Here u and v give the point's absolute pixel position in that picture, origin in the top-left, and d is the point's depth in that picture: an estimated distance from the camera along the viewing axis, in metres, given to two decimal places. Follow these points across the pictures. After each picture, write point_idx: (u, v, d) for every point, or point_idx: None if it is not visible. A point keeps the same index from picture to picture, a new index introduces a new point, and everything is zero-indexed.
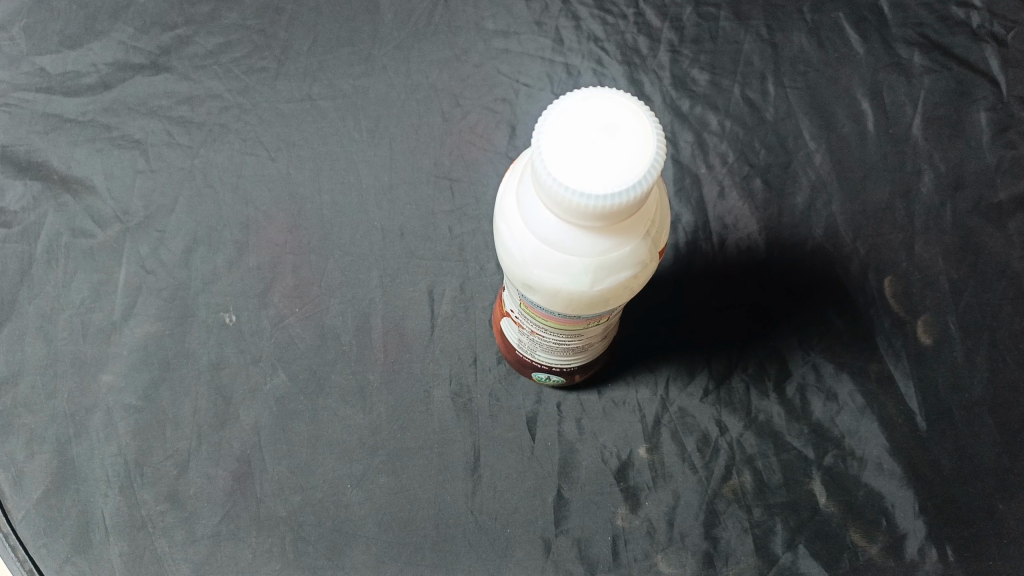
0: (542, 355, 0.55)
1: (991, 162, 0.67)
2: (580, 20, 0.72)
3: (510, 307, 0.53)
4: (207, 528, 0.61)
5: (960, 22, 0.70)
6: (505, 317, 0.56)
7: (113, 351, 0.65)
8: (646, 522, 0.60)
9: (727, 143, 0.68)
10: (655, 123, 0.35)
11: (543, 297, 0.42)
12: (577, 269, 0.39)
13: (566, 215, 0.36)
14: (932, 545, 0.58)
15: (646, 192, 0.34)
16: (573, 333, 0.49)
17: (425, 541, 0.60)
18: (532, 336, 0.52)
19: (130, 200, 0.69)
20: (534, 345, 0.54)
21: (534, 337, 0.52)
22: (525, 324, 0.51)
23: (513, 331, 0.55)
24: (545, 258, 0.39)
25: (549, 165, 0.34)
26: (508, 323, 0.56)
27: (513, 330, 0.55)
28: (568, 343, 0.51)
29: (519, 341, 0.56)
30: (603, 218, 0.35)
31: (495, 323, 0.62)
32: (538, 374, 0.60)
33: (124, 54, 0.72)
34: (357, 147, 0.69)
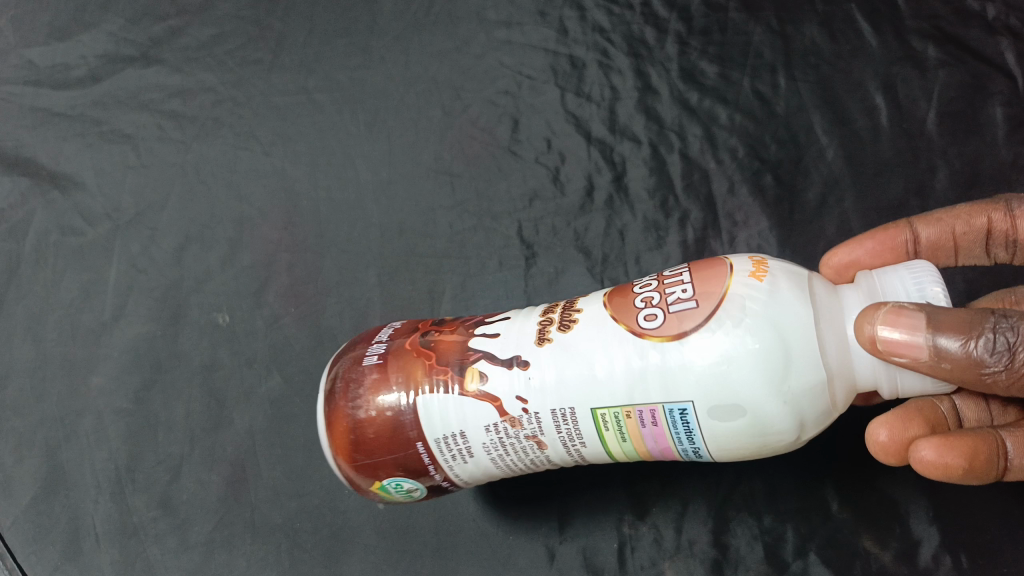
0: (484, 465, 0.46)
1: (1006, 159, 0.61)
2: (584, 11, 0.69)
3: (502, 395, 0.43)
4: (200, 535, 0.59)
5: (974, 15, 0.66)
6: (423, 394, 0.44)
7: (102, 354, 0.63)
8: (653, 529, 0.57)
9: (735, 137, 0.64)
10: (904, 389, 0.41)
11: (655, 396, 0.41)
12: (804, 409, 0.39)
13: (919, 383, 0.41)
14: (947, 554, 0.55)
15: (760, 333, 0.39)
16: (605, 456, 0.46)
17: (424, 548, 0.58)
18: (529, 447, 0.45)
19: (120, 197, 0.67)
20: (506, 443, 0.44)
21: (528, 450, 0.45)
22: (541, 416, 0.43)
23: (501, 386, 0.43)
24: (670, 371, 0.40)
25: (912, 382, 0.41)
26: (488, 363, 0.44)
27: (501, 383, 0.43)
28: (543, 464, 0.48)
29: (433, 422, 0.44)
30: (778, 321, 0.39)
31: (374, 393, 0.45)
32: (390, 481, 0.46)
33: (114, 46, 0.70)
34: (355, 140, 0.67)
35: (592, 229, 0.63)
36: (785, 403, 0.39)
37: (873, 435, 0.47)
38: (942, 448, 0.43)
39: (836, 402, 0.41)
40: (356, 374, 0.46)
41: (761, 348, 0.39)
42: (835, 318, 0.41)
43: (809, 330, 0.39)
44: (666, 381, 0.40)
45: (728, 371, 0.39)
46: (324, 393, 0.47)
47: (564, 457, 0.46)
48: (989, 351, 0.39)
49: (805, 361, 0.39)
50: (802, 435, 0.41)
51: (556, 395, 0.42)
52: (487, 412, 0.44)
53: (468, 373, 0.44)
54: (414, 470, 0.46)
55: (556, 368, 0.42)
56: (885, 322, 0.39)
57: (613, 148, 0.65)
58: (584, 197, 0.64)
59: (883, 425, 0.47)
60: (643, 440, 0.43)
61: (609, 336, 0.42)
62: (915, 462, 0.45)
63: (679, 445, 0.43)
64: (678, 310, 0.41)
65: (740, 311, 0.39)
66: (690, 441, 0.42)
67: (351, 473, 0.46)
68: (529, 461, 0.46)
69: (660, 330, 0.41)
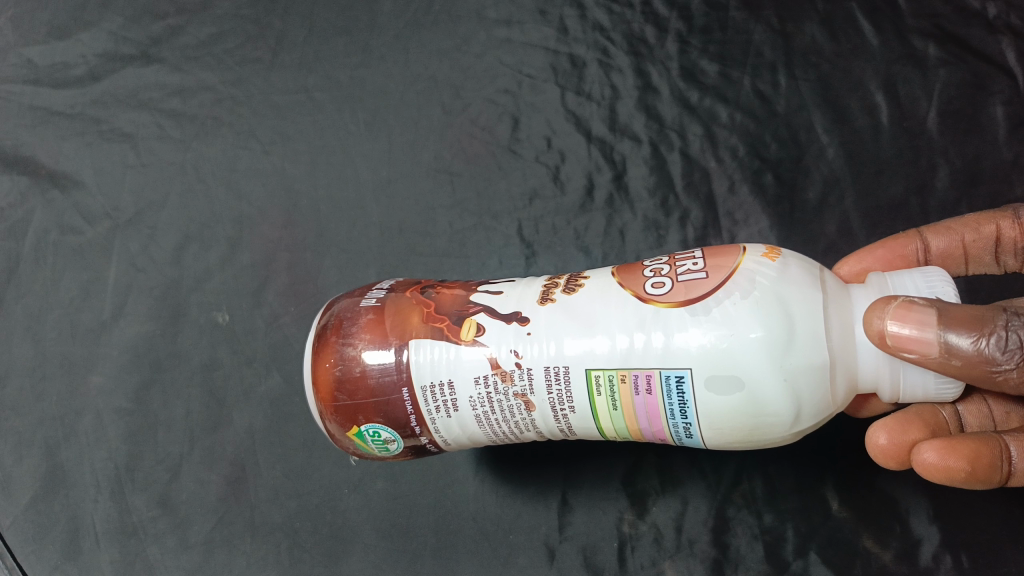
0: (467, 425, 0.46)
1: (1007, 158, 0.61)
2: (584, 9, 0.69)
3: (495, 347, 0.44)
4: (199, 535, 0.59)
5: (975, 13, 0.66)
6: (416, 337, 0.45)
7: (102, 353, 0.63)
8: (653, 528, 0.57)
9: (736, 136, 0.64)
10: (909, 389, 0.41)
11: (652, 362, 0.41)
12: (804, 383, 0.39)
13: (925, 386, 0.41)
14: (947, 553, 0.55)
15: (767, 302, 0.39)
16: (594, 431, 0.45)
17: (423, 548, 0.58)
18: (517, 407, 0.44)
19: (120, 196, 0.67)
20: (494, 399, 0.44)
21: (515, 411, 0.45)
22: (532, 371, 0.43)
23: (496, 338, 0.44)
24: (670, 336, 0.40)
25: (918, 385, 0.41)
26: (487, 316, 0.45)
27: (496, 336, 0.44)
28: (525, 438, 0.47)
29: (423, 365, 0.44)
30: (787, 292, 0.39)
31: (368, 329, 0.46)
32: (368, 428, 0.46)
33: (113, 45, 0.70)
34: (355, 139, 0.67)
35: (592, 228, 0.63)
36: (785, 381, 0.39)
37: (872, 440, 0.48)
38: (945, 451, 0.44)
39: (836, 393, 0.40)
40: (351, 313, 0.47)
41: (766, 314, 0.39)
42: (844, 316, 0.40)
43: (817, 305, 0.39)
44: (665, 348, 0.41)
45: (732, 337, 0.39)
46: (316, 333, 0.48)
47: (551, 426, 0.45)
48: (1001, 348, 0.39)
49: (811, 330, 0.39)
50: (800, 421, 0.40)
51: (550, 351, 0.43)
52: (478, 362, 0.44)
53: (464, 325, 0.45)
54: (394, 419, 0.45)
55: (556, 327, 0.43)
56: (897, 317, 0.39)
57: (613, 147, 0.65)
58: (584, 196, 0.64)
59: (883, 429, 0.47)
60: (636, 409, 0.43)
61: (616, 303, 0.42)
62: (920, 465, 0.45)
63: (671, 420, 0.42)
64: (687, 279, 0.42)
65: (750, 282, 0.40)
66: (683, 412, 0.41)
67: (331, 417, 0.46)
68: (513, 424, 0.45)
69: (667, 296, 0.41)
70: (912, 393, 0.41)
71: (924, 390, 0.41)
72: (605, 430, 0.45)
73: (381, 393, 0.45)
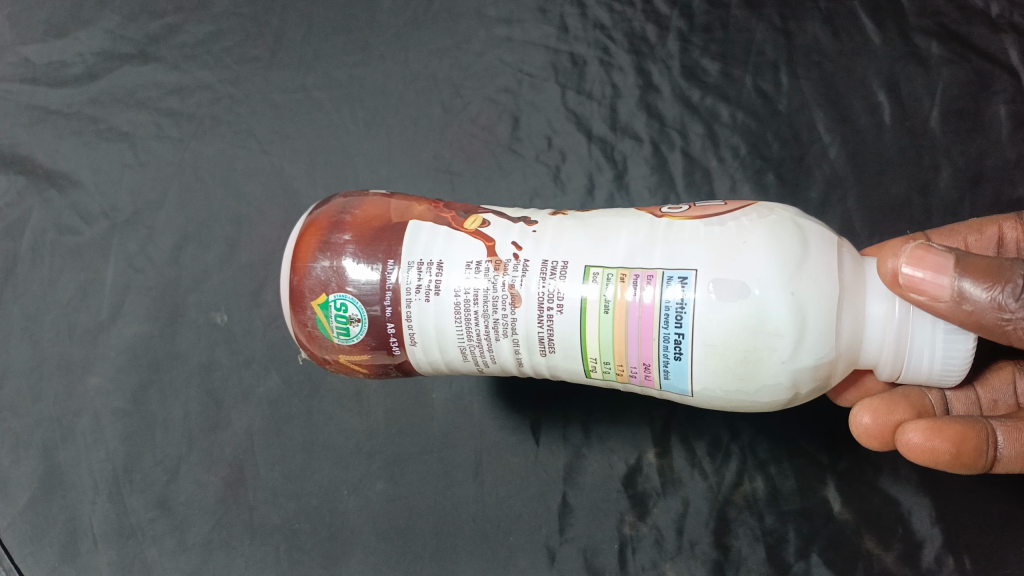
0: (444, 321, 0.44)
1: (1010, 158, 0.61)
2: (585, 7, 0.68)
3: (497, 239, 0.44)
4: (198, 536, 0.59)
5: (978, 12, 0.65)
6: (418, 218, 0.46)
7: (100, 354, 0.63)
8: (653, 530, 0.57)
9: (737, 135, 0.64)
10: (914, 362, 0.40)
11: (656, 263, 0.40)
12: (811, 302, 0.38)
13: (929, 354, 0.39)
14: (950, 555, 0.54)
15: (782, 224, 0.40)
16: (580, 352, 0.43)
17: (423, 550, 0.57)
18: (501, 300, 0.43)
19: (118, 195, 0.66)
20: (479, 292, 0.43)
21: (499, 304, 0.43)
22: (529, 263, 0.43)
23: (502, 232, 0.44)
24: (679, 244, 0.41)
25: (920, 355, 0.40)
26: (495, 216, 0.46)
27: (501, 230, 0.45)
28: (501, 358, 0.45)
29: (417, 242, 0.45)
30: (802, 221, 0.40)
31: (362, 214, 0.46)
32: (335, 299, 0.44)
33: (111, 44, 0.70)
34: (354, 138, 0.67)
35: None
36: (790, 292, 0.38)
37: (856, 420, 0.48)
38: (931, 433, 0.44)
39: (841, 337, 0.39)
40: (349, 203, 0.48)
41: (782, 230, 0.39)
42: (859, 267, 0.40)
43: (834, 240, 0.40)
44: (672, 253, 0.40)
45: (743, 245, 0.39)
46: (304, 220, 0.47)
47: (531, 332, 0.43)
48: (1012, 300, 0.39)
49: (824, 251, 0.39)
50: (801, 348, 0.38)
51: (551, 249, 0.43)
52: (476, 249, 0.44)
53: (469, 219, 0.46)
54: (369, 292, 0.44)
55: (563, 236, 0.44)
56: (909, 260, 0.40)
57: (614, 146, 0.65)
58: (585, 195, 0.64)
59: (868, 411, 0.48)
60: (628, 318, 0.41)
61: (631, 219, 0.43)
62: (904, 446, 0.45)
63: (663, 328, 0.40)
64: (703, 208, 0.43)
65: (768, 211, 0.41)
66: (678, 319, 0.39)
67: (302, 276, 0.45)
68: (493, 327, 0.43)
69: (682, 215, 0.43)
70: (914, 374, 0.40)
71: (928, 368, 0.40)
72: (591, 350, 0.42)
73: (364, 257, 0.44)
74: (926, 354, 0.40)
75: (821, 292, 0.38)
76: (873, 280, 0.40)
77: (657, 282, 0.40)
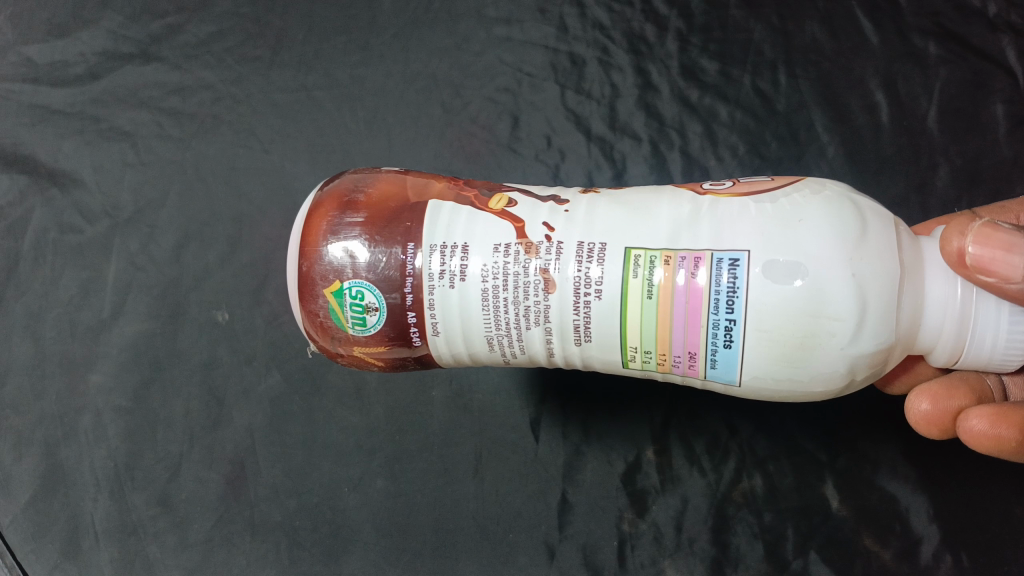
0: (471, 308, 0.44)
1: (1007, 157, 0.61)
2: (584, 7, 0.69)
3: (525, 220, 0.44)
4: (199, 533, 0.59)
5: (975, 12, 0.66)
6: (437, 198, 0.46)
7: (101, 352, 0.63)
8: (653, 527, 0.57)
9: (736, 134, 0.64)
10: (977, 345, 0.40)
11: (704, 245, 0.41)
12: (869, 284, 0.38)
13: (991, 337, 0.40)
14: (948, 552, 0.55)
15: (838, 203, 0.40)
16: (621, 340, 0.43)
17: (423, 547, 0.58)
18: (535, 285, 0.43)
19: (119, 194, 0.66)
20: (515, 276, 0.43)
21: (532, 290, 0.43)
22: (563, 246, 0.43)
23: (530, 213, 0.45)
24: (729, 225, 0.41)
25: (984, 337, 0.40)
26: (520, 196, 0.46)
27: (528, 210, 0.45)
28: (533, 346, 0.45)
29: (437, 224, 0.44)
30: (856, 201, 0.41)
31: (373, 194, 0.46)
32: (351, 286, 0.44)
33: (112, 44, 0.70)
34: (354, 138, 0.67)
35: None
36: (852, 274, 0.38)
37: (913, 407, 0.48)
38: (996, 419, 0.44)
39: (899, 321, 0.39)
40: (358, 182, 0.47)
41: (837, 209, 0.40)
42: (915, 248, 0.41)
43: (889, 220, 0.40)
44: (724, 234, 0.41)
45: (799, 224, 0.39)
46: (313, 203, 0.46)
47: (564, 320, 0.43)
48: None
49: (881, 231, 0.39)
50: (861, 333, 0.38)
51: (587, 230, 0.43)
52: (505, 230, 0.44)
53: (494, 198, 0.46)
54: (385, 278, 0.43)
55: (597, 216, 0.44)
56: (975, 238, 0.39)
57: (613, 145, 0.65)
58: None
59: (925, 397, 0.48)
60: (675, 302, 0.41)
61: (672, 198, 0.43)
62: (965, 433, 0.45)
63: (713, 313, 0.40)
64: (751, 187, 0.43)
65: (820, 190, 0.41)
66: (729, 303, 0.40)
67: (313, 262, 0.44)
68: (524, 314, 0.43)
69: (731, 193, 0.43)
70: (974, 358, 0.41)
71: (990, 352, 0.40)
72: (632, 337, 0.43)
73: (380, 240, 0.44)
74: (989, 337, 0.40)
75: (880, 273, 0.38)
76: (935, 260, 0.41)
77: (709, 263, 0.40)
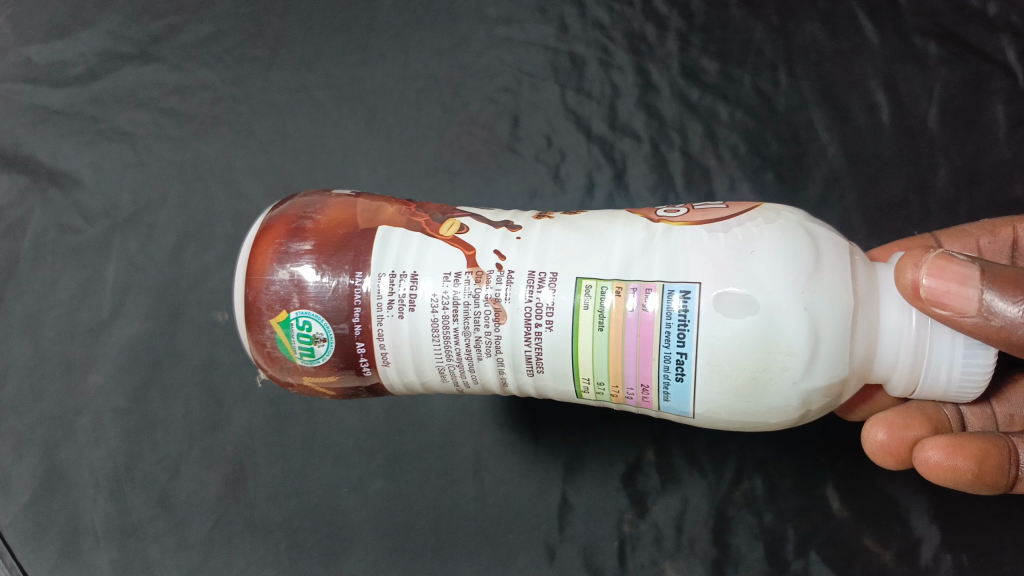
0: (420, 338, 0.43)
1: (1007, 158, 0.61)
2: (584, 8, 0.69)
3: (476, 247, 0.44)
4: (199, 534, 0.59)
5: (975, 12, 0.65)
6: (388, 224, 0.45)
7: (101, 352, 0.63)
8: (653, 528, 0.57)
9: (736, 134, 0.64)
10: (931, 377, 0.40)
11: (655, 275, 0.40)
12: (821, 317, 0.38)
13: (946, 369, 0.40)
14: (948, 552, 0.55)
15: (790, 233, 0.40)
16: (574, 371, 0.42)
17: (424, 547, 0.58)
18: (485, 316, 0.42)
19: (119, 195, 0.66)
20: (467, 306, 0.42)
21: (482, 321, 0.42)
22: (514, 274, 0.42)
23: (482, 239, 0.44)
24: (682, 253, 0.40)
25: (939, 369, 0.40)
26: (472, 220, 0.46)
27: (480, 236, 0.44)
28: (489, 374, 0.44)
29: (387, 252, 0.44)
30: (809, 230, 0.40)
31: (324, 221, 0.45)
32: (297, 317, 0.43)
33: (113, 44, 0.70)
34: (354, 138, 0.67)
35: None
36: (804, 308, 0.38)
37: (870, 435, 0.48)
38: (951, 451, 0.44)
39: (854, 354, 0.39)
40: (310, 207, 0.46)
41: (791, 239, 0.39)
42: (871, 279, 0.40)
43: (844, 249, 0.40)
44: (675, 264, 0.40)
45: (751, 255, 0.39)
46: (263, 225, 0.46)
47: (518, 350, 0.43)
48: None
49: (835, 262, 0.39)
50: (814, 367, 0.38)
51: (539, 258, 0.43)
52: (455, 258, 0.43)
53: (446, 223, 0.46)
54: (333, 308, 0.43)
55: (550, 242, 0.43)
56: (929, 271, 0.40)
57: (613, 145, 0.65)
58: (584, 194, 0.64)
59: (881, 425, 0.47)
60: (625, 334, 0.40)
61: (626, 224, 0.43)
62: (922, 463, 0.45)
63: (664, 347, 0.40)
64: (706, 213, 0.43)
65: (774, 218, 0.41)
66: (680, 336, 0.39)
67: (259, 290, 0.44)
68: (475, 344, 0.43)
69: (685, 220, 0.42)
70: (930, 389, 0.41)
71: (946, 382, 0.40)
72: (584, 369, 0.42)
73: (328, 268, 0.43)
74: (944, 370, 0.40)
75: (831, 306, 0.38)
76: (890, 292, 0.41)
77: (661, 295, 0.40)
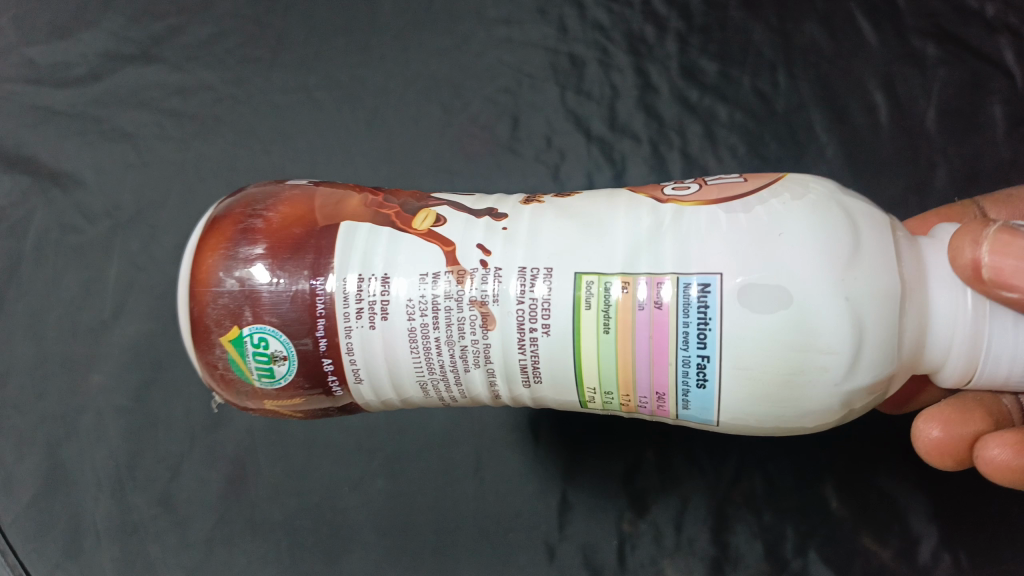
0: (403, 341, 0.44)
1: (1005, 158, 0.61)
2: (584, 9, 0.69)
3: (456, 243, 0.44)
4: (200, 533, 0.59)
5: (974, 13, 0.66)
6: (350, 220, 0.45)
7: (103, 352, 0.63)
8: (652, 527, 0.57)
9: (735, 135, 0.64)
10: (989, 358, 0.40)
11: (668, 267, 0.40)
12: (862, 303, 0.38)
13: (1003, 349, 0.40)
14: (946, 551, 0.55)
15: (822, 214, 0.39)
16: (578, 371, 0.43)
17: (424, 546, 0.58)
18: (474, 318, 0.42)
19: (121, 195, 0.67)
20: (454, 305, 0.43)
21: (473, 324, 0.43)
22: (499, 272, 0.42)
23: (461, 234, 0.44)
24: (699, 241, 0.40)
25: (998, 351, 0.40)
26: (448, 211, 0.46)
27: (461, 230, 0.44)
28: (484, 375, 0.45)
29: (354, 250, 0.44)
30: (837, 210, 0.40)
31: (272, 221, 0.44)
32: (251, 333, 0.43)
33: (114, 45, 0.70)
34: (354, 138, 0.67)
35: None
36: (845, 296, 0.38)
37: (923, 433, 0.46)
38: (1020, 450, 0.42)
39: (904, 336, 0.40)
40: (256, 207, 0.45)
41: (820, 220, 0.39)
42: (914, 257, 0.40)
43: (882, 228, 0.40)
44: (699, 253, 0.40)
45: (779, 238, 0.39)
46: (206, 229, 0.45)
47: (511, 354, 0.43)
48: None
49: (871, 243, 0.39)
50: (857, 360, 0.38)
51: (528, 253, 0.43)
52: (435, 255, 0.43)
53: (419, 216, 0.45)
54: (294, 319, 0.43)
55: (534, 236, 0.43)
56: (991, 248, 0.39)
57: (613, 146, 0.65)
58: None
59: (936, 421, 0.46)
60: (639, 331, 0.40)
61: (631, 211, 0.43)
62: (987, 464, 0.44)
63: (685, 347, 0.40)
64: (722, 193, 0.42)
65: (802, 197, 0.40)
66: (701, 334, 0.39)
67: (205, 304, 0.43)
68: (467, 348, 0.43)
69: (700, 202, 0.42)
70: (988, 374, 0.41)
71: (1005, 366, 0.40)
72: (590, 368, 0.42)
73: (284, 273, 0.43)
74: (1004, 354, 0.40)
75: (869, 292, 0.38)
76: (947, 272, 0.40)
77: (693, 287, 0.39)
